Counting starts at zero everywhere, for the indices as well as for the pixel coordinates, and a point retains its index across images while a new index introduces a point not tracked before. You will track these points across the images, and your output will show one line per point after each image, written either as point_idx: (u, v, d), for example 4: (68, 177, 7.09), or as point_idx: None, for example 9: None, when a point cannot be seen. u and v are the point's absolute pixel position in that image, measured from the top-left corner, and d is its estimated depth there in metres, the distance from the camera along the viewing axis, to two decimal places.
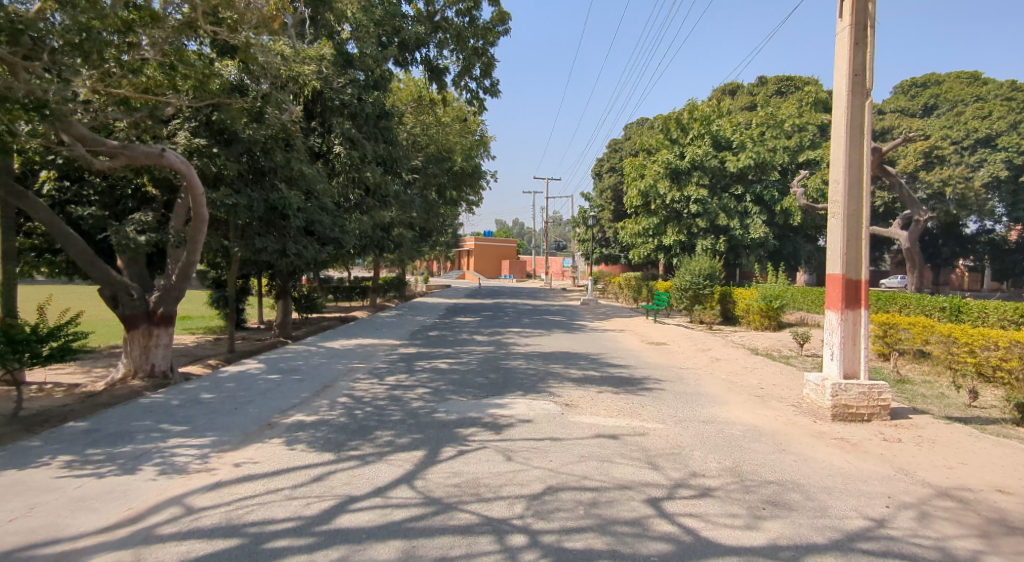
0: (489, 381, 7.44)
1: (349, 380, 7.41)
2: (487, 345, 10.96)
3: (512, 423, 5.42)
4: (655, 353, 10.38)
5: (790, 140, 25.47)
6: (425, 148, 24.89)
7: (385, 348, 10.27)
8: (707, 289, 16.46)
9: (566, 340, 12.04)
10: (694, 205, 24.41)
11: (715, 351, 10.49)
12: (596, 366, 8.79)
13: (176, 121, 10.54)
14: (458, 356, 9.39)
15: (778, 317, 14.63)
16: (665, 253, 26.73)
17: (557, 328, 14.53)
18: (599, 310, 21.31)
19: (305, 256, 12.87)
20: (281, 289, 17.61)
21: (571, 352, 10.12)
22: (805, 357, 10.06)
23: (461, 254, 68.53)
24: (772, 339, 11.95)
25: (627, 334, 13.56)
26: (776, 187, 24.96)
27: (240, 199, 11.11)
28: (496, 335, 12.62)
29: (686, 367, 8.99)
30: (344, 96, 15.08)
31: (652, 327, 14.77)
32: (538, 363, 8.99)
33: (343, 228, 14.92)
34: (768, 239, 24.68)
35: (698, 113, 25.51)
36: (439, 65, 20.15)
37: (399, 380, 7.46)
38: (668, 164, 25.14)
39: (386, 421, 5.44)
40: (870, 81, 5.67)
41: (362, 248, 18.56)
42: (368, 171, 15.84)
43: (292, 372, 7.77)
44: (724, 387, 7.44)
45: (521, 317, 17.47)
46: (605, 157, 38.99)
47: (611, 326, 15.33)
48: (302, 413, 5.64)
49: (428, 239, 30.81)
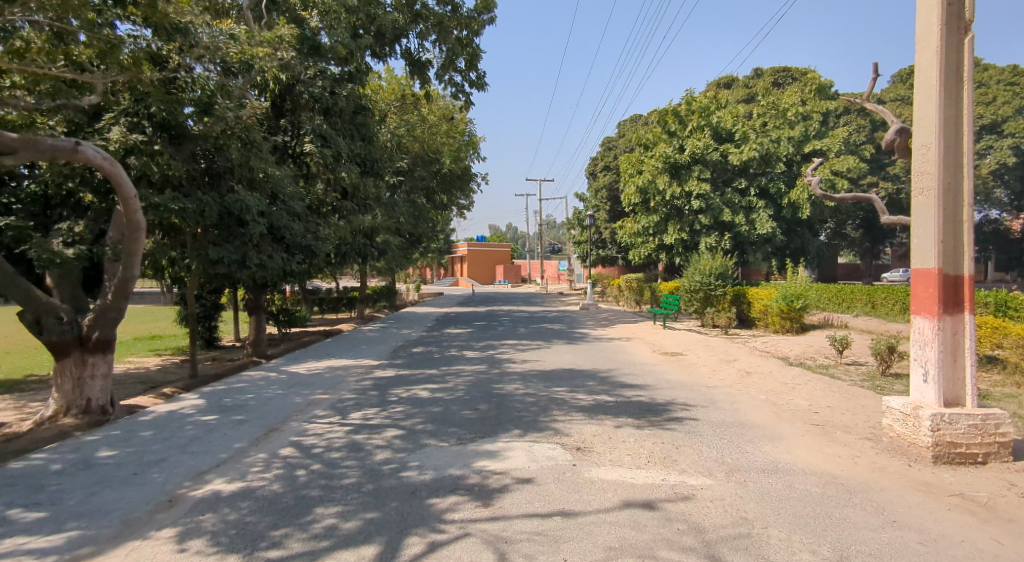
0: (478, 414, 5.98)
1: (304, 420, 5.94)
2: (478, 363, 9.50)
3: (508, 485, 3.98)
4: (673, 366, 8.96)
5: (795, 130, 24.09)
6: (409, 148, 23.45)
7: (360, 372, 8.79)
8: (719, 290, 15.09)
9: (568, 353, 10.60)
10: (696, 201, 23.08)
11: (741, 362, 9.07)
12: (608, 388, 7.32)
13: (109, 117, 9.22)
14: (444, 381, 7.94)
15: (800, 319, 13.24)
16: (667, 252, 25.40)
17: (556, 339, 13.05)
18: (600, 315, 19.89)
19: (273, 267, 11.40)
20: (253, 304, 16.15)
21: (576, 368, 8.69)
22: (847, 368, 8.63)
23: (454, 261, 67.02)
24: (802, 345, 10.53)
25: (636, 343, 12.11)
26: (782, 179, 23.55)
27: (188, 203, 9.60)
28: (489, 350, 11.20)
29: (712, 384, 7.58)
30: (314, 89, 13.78)
31: (662, 334, 13.35)
32: (538, 385, 7.57)
33: (316, 235, 13.48)
34: (776, 234, 23.25)
35: (697, 105, 24.19)
36: (421, 59, 18.77)
37: (367, 416, 5.99)
38: (667, 158, 23.91)
39: (335, 488, 3.99)
40: (970, 13, 4.33)
41: (343, 257, 17.05)
42: (344, 171, 14.48)
43: (235, 410, 6.31)
44: (769, 412, 6.02)
45: (516, 326, 16.05)
46: (599, 156, 37.62)
47: (617, 334, 13.89)
48: (223, 479, 4.18)
49: (418, 246, 29.34)
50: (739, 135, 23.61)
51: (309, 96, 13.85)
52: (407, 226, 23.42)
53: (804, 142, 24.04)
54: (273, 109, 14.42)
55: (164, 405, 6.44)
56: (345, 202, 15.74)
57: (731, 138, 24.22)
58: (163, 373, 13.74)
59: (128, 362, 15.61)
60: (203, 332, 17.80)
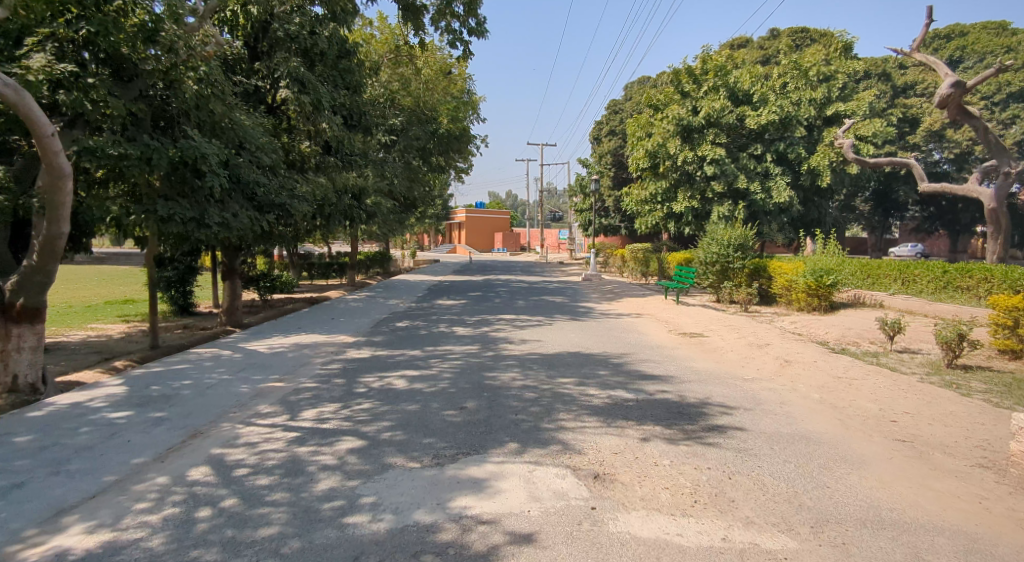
0: (465, 417, 4.68)
1: (242, 419, 4.63)
2: (469, 343, 8.16)
3: (499, 549, 2.69)
4: (698, 352, 7.65)
5: (817, 91, 22.43)
6: (402, 103, 21.82)
7: (329, 353, 7.46)
8: (737, 263, 13.76)
9: (572, 331, 9.28)
10: (710, 167, 21.58)
11: (776, 347, 7.78)
12: (627, 381, 6.01)
13: (32, 42, 7.78)
14: (427, 366, 6.63)
15: (830, 297, 11.95)
16: (676, 221, 23.98)
17: (559, 314, 11.70)
18: (604, 287, 18.57)
19: (241, 227, 10.03)
20: (227, 269, 14.83)
21: (585, 353, 7.39)
22: (901, 356, 7.36)
23: (451, 227, 65.37)
24: (839, 327, 9.25)
25: (648, 321, 10.79)
26: (802, 144, 21.97)
27: (132, 147, 8.23)
28: (482, 325, 9.90)
29: (750, 377, 6.31)
30: (290, 26, 12.45)
31: (677, 311, 12.04)
32: (539, 374, 6.27)
33: (293, 192, 12.04)
34: (794, 203, 21.80)
35: (712, 63, 22.58)
36: (414, 2, 17.01)
37: (323, 418, 4.67)
38: (679, 120, 22.36)
39: (244, 547, 2.70)
40: None
41: (329, 220, 15.57)
42: (325, 121, 13.03)
43: (159, 403, 5.00)
44: (831, 419, 4.74)
45: (514, 298, 14.73)
46: (604, 120, 35.85)
47: (625, 309, 12.56)
48: (86, 526, 2.87)
49: (414, 211, 27.85)
50: (758, 97, 22.00)
51: (284, 34, 12.48)
52: (401, 189, 21.93)
53: (826, 105, 22.41)
54: (247, 52, 13.05)
55: (70, 397, 5.12)
56: (328, 158, 14.24)
57: (748, 100, 22.58)
58: (125, 342, 12.47)
59: (91, 328, 14.32)
60: (177, 298, 16.56)
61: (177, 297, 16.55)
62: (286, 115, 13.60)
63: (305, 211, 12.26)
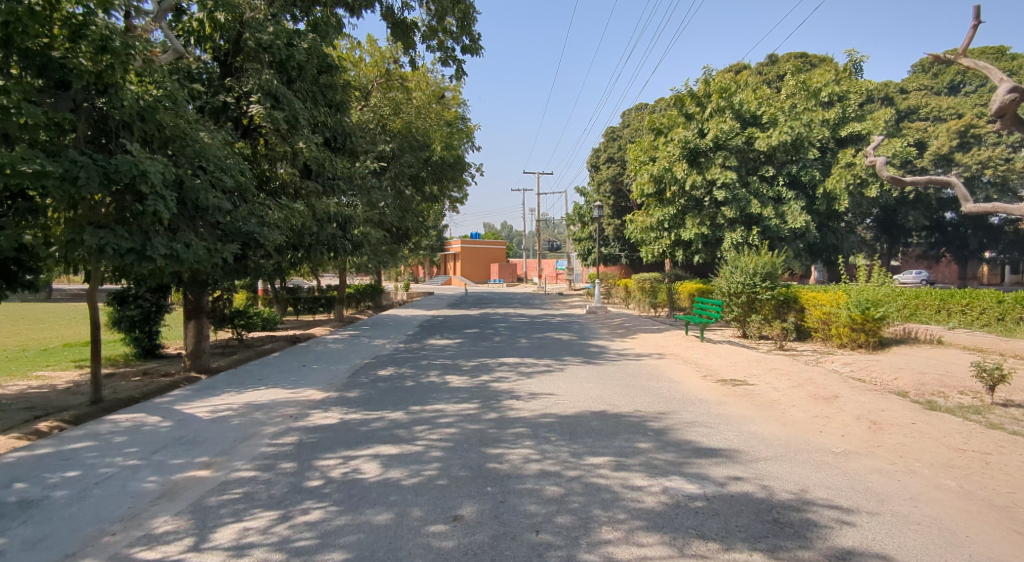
0: (459, 541, 3.11)
1: (117, 552, 3.05)
2: (465, 399, 6.59)
3: None
4: (755, 411, 6.09)
5: (829, 111, 21.22)
6: (393, 129, 20.50)
7: (287, 418, 5.86)
8: (765, 294, 12.29)
9: (591, 381, 7.68)
10: (720, 192, 20.32)
11: (849, 402, 6.23)
12: (680, 462, 4.42)
13: None
14: (410, 439, 5.05)
15: (879, 332, 10.50)
16: (684, 249, 22.57)
17: (569, 355, 10.11)
18: (612, 322, 17.01)
19: (196, 259, 8.51)
20: (193, 307, 13.27)
21: (614, 415, 5.80)
22: (1012, 413, 5.82)
23: (446, 258, 63.99)
24: (910, 372, 7.73)
25: (676, 365, 9.21)
26: (816, 167, 20.75)
27: (53, 163, 6.72)
28: (480, 373, 8.33)
29: (842, 450, 4.74)
30: (263, 34, 10.99)
31: (705, 351, 10.47)
32: (559, 449, 4.70)
33: (261, 218, 10.53)
34: (810, 229, 20.44)
35: (716, 84, 21.25)
36: (403, 19, 15.72)
37: (243, 545, 3.09)
38: (686, 143, 21.11)
39: None
40: None
41: (309, 253, 14.05)
42: (301, 141, 11.61)
43: (9, 517, 3.41)
44: (1010, 537, 3.19)
45: (516, 336, 13.16)
46: (602, 148, 34.79)
47: (644, 349, 10.97)
48: None
49: (407, 243, 26.42)
50: (767, 118, 20.79)
51: (255, 43, 11.09)
52: (393, 218, 20.50)
53: (840, 126, 21.08)
54: (220, 69, 11.76)
55: None
56: (308, 183, 12.76)
57: (757, 122, 21.38)
58: (68, 394, 10.82)
59: (37, 376, 12.66)
60: (141, 340, 15.04)
61: (141, 338, 15.02)
62: (262, 137, 12.24)
63: (277, 241, 10.80)
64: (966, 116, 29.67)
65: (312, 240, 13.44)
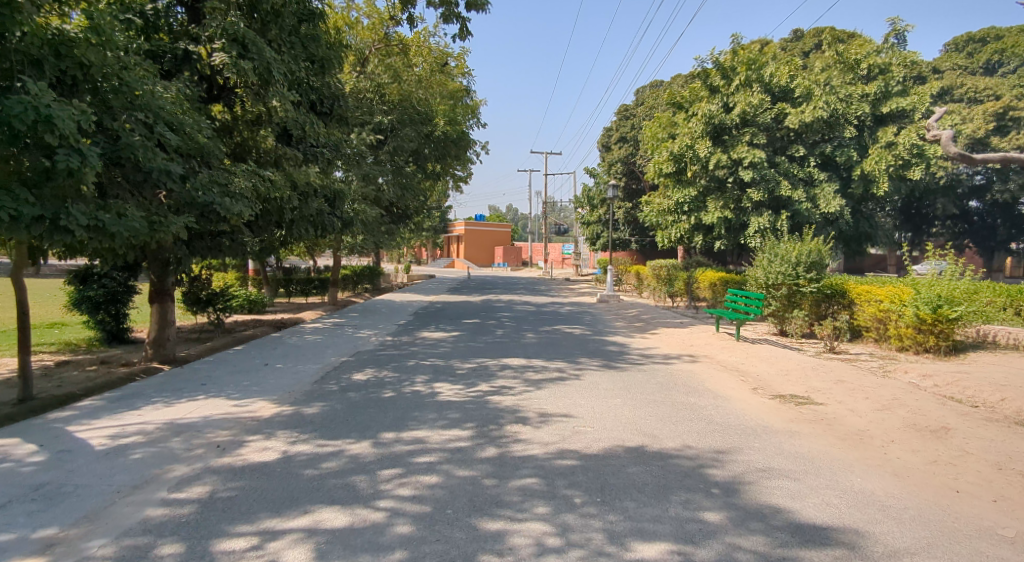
0: None
1: None
2: (457, 422, 5.02)
3: None
4: (846, 451, 4.49)
5: (870, 85, 19.33)
6: (391, 100, 18.77)
7: (214, 450, 4.32)
8: (809, 286, 10.68)
9: (616, 396, 6.08)
10: (746, 172, 18.60)
11: (971, 439, 4.63)
12: (776, 561, 2.85)
13: None
14: (370, 496, 3.50)
15: (952, 334, 8.87)
16: (704, 234, 20.90)
17: (585, 356, 8.51)
18: (627, 313, 15.41)
19: (133, 233, 7.01)
20: (157, 289, 11.55)
21: (657, 458, 4.21)
22: None
23: (450, 240, 62.29)
24: (1021, 391, 6.12)
25: (715, 372, 7.63)
26: (852, 147, 18.98)
27: None
28: (477, 380, 6.75)
29: (1014, 533, 3.17)
30: None
31: (746, 354, 8.84)
32: (587, 523, 3.17)
33: (224, 185, 8.90)
34: (844, 214, 18.70)
35: (744, 55, 19.47)
36: None
37: None
38: (710, 118, 19.40)
39: None
40: None
41: (293, 232, 12.42)
42: (275, 97, 9.97)
43: None
44: None
45: (522, 328, 11.61)
46: (614, 126, 32.95)
47: (673, 349, 9.38)
48: None
49: (408, 224, 24.80)
50: (800, 91, 18.98)
51: None
52: (391, 196, 18.82)
53: (882, 101, 19.20)
54: (188, 14, 10.12)
55: None
56: (287, 148, 11.12)
57: (788, 97, 19.60)
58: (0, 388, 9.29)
59: None
60: (107, 323, 13.58)
61: (106, 322, 13.55)
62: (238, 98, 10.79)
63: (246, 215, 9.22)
64: (1005, 98, 27.61)
65: (294, 216, 11.75)
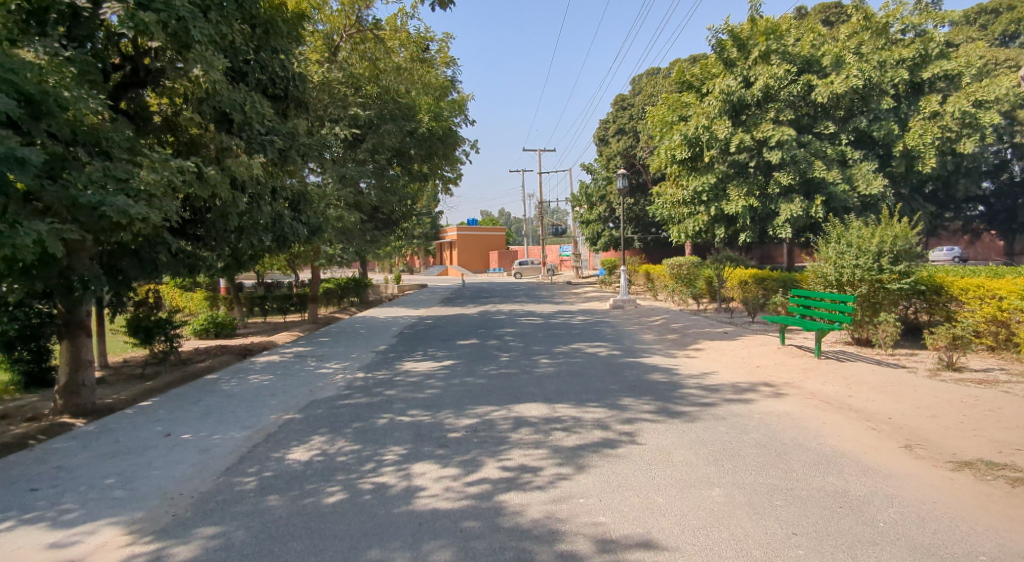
0: None
1: None
2: None
3: None
4: None
5: (906, 49, 17.03)
6: (367, 92, 16.08)
7: None
8: (898, 282, 8.31)
9: (714, 483, 3.67)
10: (773, 153, 16.21)
11: None
12: None
13: None
14: None
15: None
16: (726, 226, 18.50)
17: (627, 395, 6.09)
18: (650, 321, 13.03)
19: None
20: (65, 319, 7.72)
21: None
22: None
23: (441, 247, 59.90)
24: None
25: (827, 416, 5.21)
26: (891, 119, 16.68)
27: None
28: (479, 455, 4.30)
29: None
30: None
31: (845, 380, 6.42)
32: None
33: (123, 179, 6.39)
34: (886, 196, 16.41)
35: (763, 22, 17.03)
36: None
37: None
38: (728, 94, 16.97)
39: None
40: None
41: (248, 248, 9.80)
42: (198, 64, 7.43)
43: None
44: None
45: (533, 351, 9.16)
46: (611, 118, 30.58)
47: (741, 376, 6.97)
48: None
49: (394, 232, 22.35)
50: (830, 59, 16.60)
51: None
52: (371, 201, 16.37)
53: (920, 67, 16.92)
54: None
55: None
56: (226, 135, 8.56)
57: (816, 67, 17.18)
58: None
59: None
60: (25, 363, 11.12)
61: (24, 361, 11.08)
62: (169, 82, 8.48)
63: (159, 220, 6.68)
64: None
65: (246, 224, 9.11)
